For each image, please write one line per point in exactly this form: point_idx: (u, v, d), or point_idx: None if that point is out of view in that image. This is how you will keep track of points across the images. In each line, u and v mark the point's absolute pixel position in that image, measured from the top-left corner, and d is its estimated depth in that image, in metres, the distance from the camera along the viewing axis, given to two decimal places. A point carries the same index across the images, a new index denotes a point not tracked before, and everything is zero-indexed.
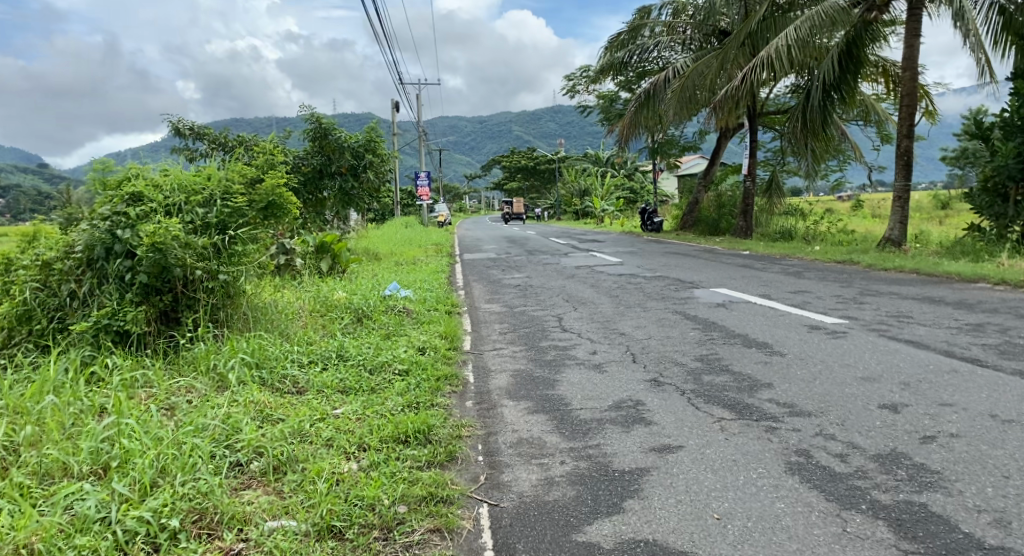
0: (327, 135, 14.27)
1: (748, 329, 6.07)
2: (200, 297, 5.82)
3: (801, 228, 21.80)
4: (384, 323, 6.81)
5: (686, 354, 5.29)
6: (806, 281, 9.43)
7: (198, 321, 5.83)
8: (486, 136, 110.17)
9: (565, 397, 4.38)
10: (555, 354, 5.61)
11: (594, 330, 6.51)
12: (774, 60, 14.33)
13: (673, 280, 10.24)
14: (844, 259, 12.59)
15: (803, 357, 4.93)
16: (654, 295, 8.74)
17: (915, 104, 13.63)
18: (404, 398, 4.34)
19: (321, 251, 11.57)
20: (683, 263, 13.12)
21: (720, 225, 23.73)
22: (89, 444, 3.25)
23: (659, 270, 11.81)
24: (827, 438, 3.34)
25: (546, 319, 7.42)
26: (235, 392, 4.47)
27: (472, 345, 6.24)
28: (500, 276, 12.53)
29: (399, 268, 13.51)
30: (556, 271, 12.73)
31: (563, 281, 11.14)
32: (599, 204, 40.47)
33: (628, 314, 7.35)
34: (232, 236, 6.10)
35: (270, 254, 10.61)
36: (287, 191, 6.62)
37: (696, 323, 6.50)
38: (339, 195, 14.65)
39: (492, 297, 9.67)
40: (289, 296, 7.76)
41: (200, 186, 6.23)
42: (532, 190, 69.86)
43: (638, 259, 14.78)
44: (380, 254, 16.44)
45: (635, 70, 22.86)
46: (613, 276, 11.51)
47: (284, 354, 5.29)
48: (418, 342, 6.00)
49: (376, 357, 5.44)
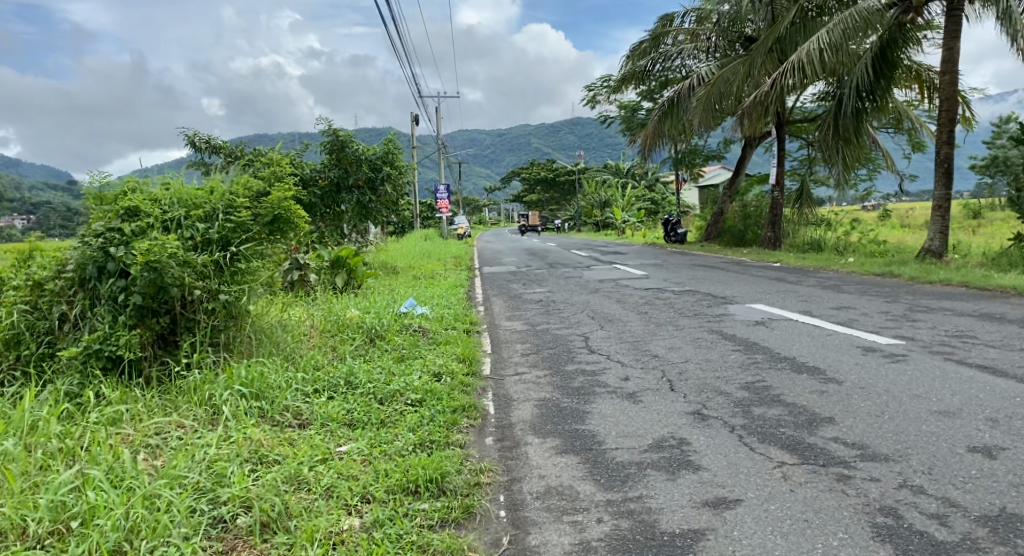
0: (344, 148, 13.94)
1: (795, 351, 5.54)
2: (200, 320, 5.37)
3: (832, 238, 21.15)
4: (397, 344, 6.34)
5: (729, 380, 4.79)
6: (848, 296, 8.86)
7: (197, 345, 5.39)
8: (506, 148, 110.09)
9: (597, 433, 3.88)
10: (584, 380, 5.12)
11: (624, 352, 6.01)
12: (805, 65, 13.78)
13: (705, 295, 9.72)
14: (883, 271, 11.97)
15: (864, 385, 4.39)
16: (685, 312, 8.22)
17: (956, 108, 13.04)
18: (415, 436, 3.86)
19: (336, 266, 11.18)
20: (712, 276, 12.57)
21: (746, 236, 23.20)
22: (49, 499, 2.83)
23: (687, 284, 11.29)
24: (917, 493, 2.84)
25: (572, 339, 6.93)
26: (229, 427, 4.02)
27: (493, 369, 5.75)
28: (521, 291, 12.05)
29: (417, 282, 13.10)
30: (580, 285, 12.23)
31: (587, 296, 10.66)
32: (620, 215, 39.92)
33: (660, 333, 6.86)
34: (234, 253, 5.67)
35: (283, 270, 10.37)
36: (296, 203, 6.14)
37: (736, 345, 5.98)
38: (357, 208, 14.31)
39: (514, 313, 9.19)
40: (298, 314, 7.32)
41: (201, 199, 5.80)
42: (552, 202, 69.42)
43: (664, 271, 14.26)
44: (397, 268, 16.04)
45: (657, 79, 22.37)
46: (640, 290, 11.00)
47: (287, 381, 4.85)
48: (434, 367, 5.51)
49: (388, 385, 4.95)
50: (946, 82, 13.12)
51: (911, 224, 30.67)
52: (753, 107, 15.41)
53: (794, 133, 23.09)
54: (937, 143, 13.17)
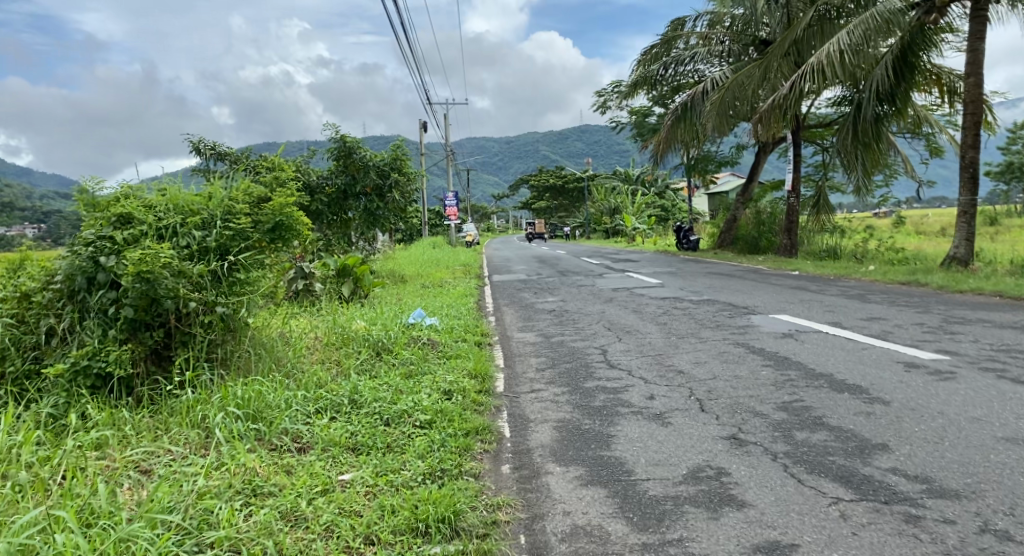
0: (352, 154, 13.67)
1: (831, 367, 5.17)
2: (196, 333, 5.06)
3: (849, 246, 20.71)
4: (405, 358, 6.00)
5: (763, 399, 4.43)
6: (876, 307, 8.48)
7: (192, 361, 5.08)
8: (514, 155, 109.94)
9: (625, 460, 3.52)
10: (606, 398, 4.78)
11: (647, 367, 5.66)
12: (824, 67, 13.41)
13: (724, 305, 9.35)
14: (908, 280, 11.58)
15: (914, 406, 4.03)
16: (707, 323, 7.86)
17: (981, 112, 12.80)
18: (424, 463, 3.52)
19: (342, 275, 10.87)
20: (730, 284, 12.20)
21: (760, 244, 22.84)
22: (13, 544, 2.53)
23: (705, 293, 10.93)
24: (1002, 540, 2.53)
25: (589, 352, 6.58)
26: (222, 453, 3.70)
27: (506, 386, 5.40)
28: (533, 300, 11.70)
29: (426, 292, 12.77)
30: (593, 295, 11.88)
31: (602, 306, 10.30)
32: (631, 223, 39.54)
33: (682, 346, 6.50)
34: (233, 263, 5.37)
35: (287, 279, 10.10)
36: (298, 210, 5.82)
37: (766, 359, 5.62)
38: (365, 215, 14.02)
39: (527, 324, 8.84)
40: (301, 327, 6.99)
41: (198, 206, 5.51)
42: (561, 209, 69.08)
43: (679, 280, 13.89)
44: (405, 277, 15.74)
45: (669, 84, 22.04)
46: (657, 299, 10.64)
47: (287, 401, 4.53)
48: (444, 384, 5.16)
49: (395, 405, 4.60)
50: (970, 85, 12.88)
51: (927, 231, 30.21)
52: (770, 111, 15.06)
53: (808, 139, 22.72)
54: (962, 147, 12.87)
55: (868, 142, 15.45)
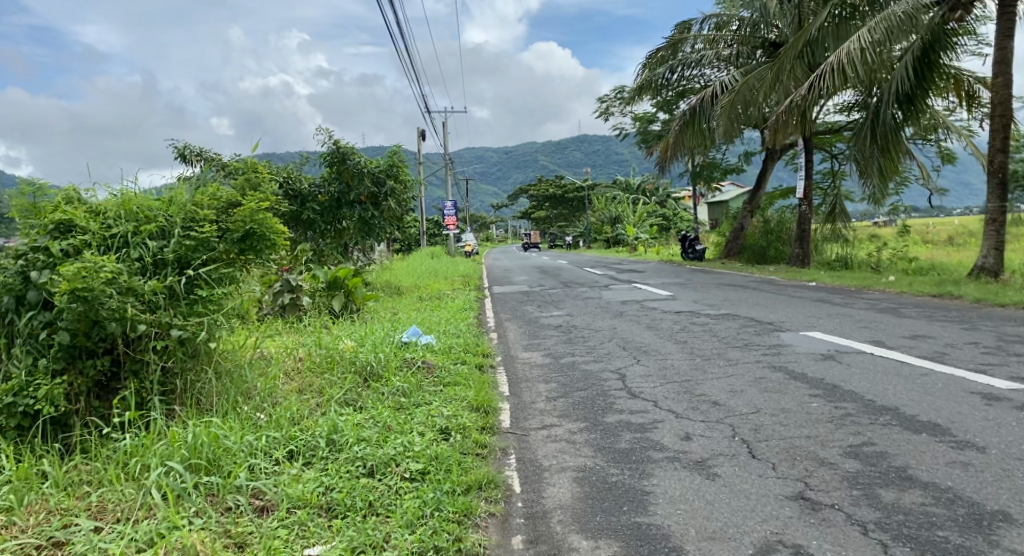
0: (346, 160, 12.96)
1: (891, 398, 4.42)
2: (149, 361, 4.32)
3: (863, 256, 19.99)
4: (396, 386, 5.24)
5: (825, 441, 3.66)
6: (915, 323, 7.77)
7: (143, 393, 4.33)
8: (513, 165, 109.39)
9: (672, 532, 2.78)
10: (633, 440, 4.00)
11: (676, 399, 4.87)
12: (844, 67, 12.70)
13: (746, 320, 8.57)
14: (938, 292, 10.85)
15: (1017, 452, 3.30)
16: (732, 341, 7.12)
17: (1010, 112, 12.12)
18: (408, 543, 2.82)
19: (333, 288, 10.12)
20: (747, 297, 11.46)
21: (768, 253, 22.08)
22: None
23: (722, 307, 10.16)
24: None
25: (605, 376, 5.80)
26: (155, 525, 3.00)
27: (513, 421, 4.64)
28: (538, 314, 10.96)
29: (422, 305, 12.02)
30: (602, 308, 11.12)
31: (613, 320, 9.55)
32: (633, 232, 38.83)
33: (711, 371, 5.72)
34: (193, 279, 4.63)
35: (272, 292, 9.41)
36: (273, 216, 5.06)
37: (813, 389, 4.84)
38: (359, 225, 13.24)
39: (533, 342, 8.09)
40: (279, 349, 6.23)
41: (154, 211, 4.77)
42: (560, 219, 68.32)
43: (691, 291, 13.17)
44: (401, 289, 14.99)
45: (674, 89, 21.38)
46: (672, 313, 9.90)
47: (251, 447, 3.81)
48: (440, 420, 4.39)
49: (379, 449, 3.84)
50: (999, 85, 12.21)
51: (935, 240, 29.55)
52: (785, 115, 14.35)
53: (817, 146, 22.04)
54: (991, 152, 12.30)
55: (884, 147, 14.84)
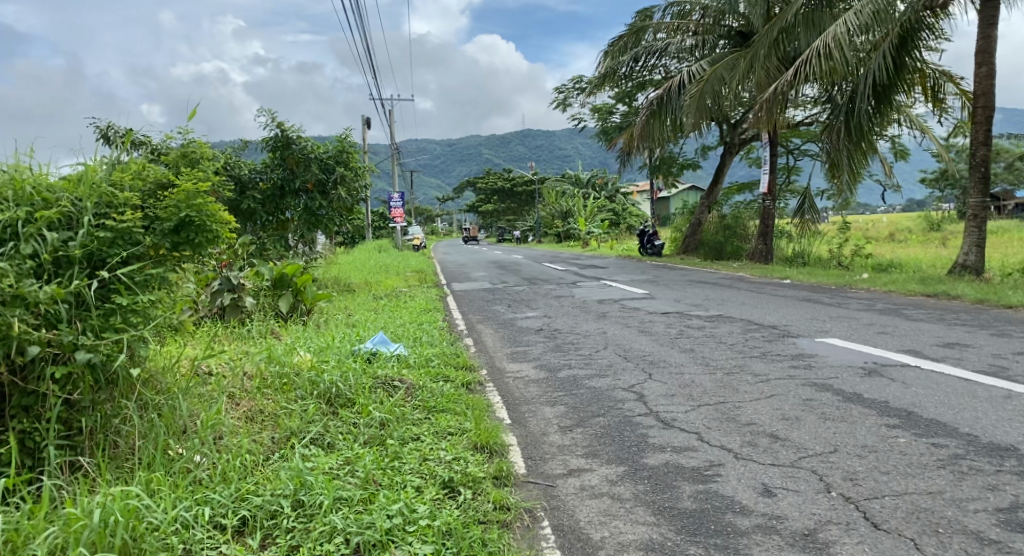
0: (290, 145, 11.78)
1: (988, 430, 3.62)
2: (43, 394, 3.22)
3: (823, 253, 19.61)
4: (373, 422, 4.26)
5: (961, 502, 2.80)
6: (934, 326, 7.11)
7: (36, 439, 3.24)
8: (457, 158, 108.02)
9: None
10: (700, 497, 3.08)
11: (722, 431, 3.98)
12: (829, 52, 12.08)
13: (747, 324, 7.78)
14: (930, 290, 10.31)
15: None
16: (745, 351, 6.31)
17: (992, 104, 11.68)
18: None
19: (279, 286, 8.99)
20: (729, 296, 10.74)
21: (725, 249, 21.48)
22: None
23: (710, 308, 9.38)
24: None
25: (620, 397, 4.90)
26: None
27: (527, 464, 3.67)
28: (509, 315, 10.02)
29: (378, 306, 10.93)
30: (578, 309, 10.22)
31: (597, 323, 8.67)
32: (584, 226, 38.27)
33: (745, 389, 4.84)
34: (110, 283, 3.55)
35: (211, 290, 8.26)
36: (215, 203, 4.02)
37: (885, 415, 4.01)
38: (305, 216, 12.04)
39: (514, 349, 7.16)
40: (218, 369, 5.13)
41: (55, 191, 3.66)
42: (507, 212, 67.42)
43: (665, 289, 12.41)
44: (352, 285, 13.84)
45: (634, 79, 20.69)
46: (657, 314, 9.09)
47: (184, 522, 2.79)
48: (436, 470, 3.44)
49: (365, 518, 2.87)
50: (981, 76, 11.73)
51: (880, 236, 29.81)
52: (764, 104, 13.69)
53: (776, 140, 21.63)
54: (973, 144, 11.80)
55: (858, 141, 14.26)
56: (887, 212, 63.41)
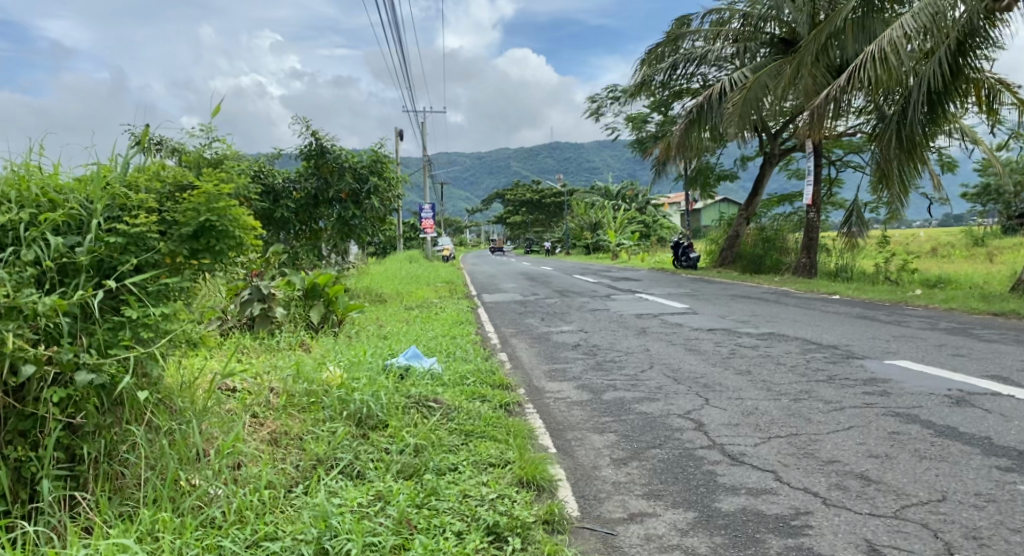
0: (324, 153, 11.51)
1: None
2: (42, 419, 2.87)
3: (869, 268, 18.91)
4: (408, 450, 3.84)
5: None
6: (1013, 349, 6.56)
7: (30, 470, 2.87)
8: (487, 170, 108.06)
9: None
10: None
11: (802, 469, 3.53)
12: (885, 56, 11.55)
13: (804, 344, 7.28)
14: (995, 309, 9.68)
15: None
16: (809, 374, 5.83)
17: None
18: None
19: (311, 297, 8.65)
20: (778, 313, 10.22)
21: (764, 263, 20.74)
22: None
23: (759, 325, 8.87)
24: None
25: (678, 426, 4.45)
26: None
27: (581, 505, 3.24)
28: (547, 330, 9.59)
29: (410, 317, 10.57)
30: (618, 324, 9.76)
31: (640, 340, 8.21)
32: (615, 238, 37.75)
33: (819, 419, 4.37)
34: (120, 293, 3.21)
35: (239, 301, 7.96)
36: (239, 206, 3.65)
37: (992, 455, 3.52)
38: (337, 226, 11.75)
39: (555, 367, 6.73)
40: (238, 386, 4.73)
41: (64, 192, 3.31)
42: (537, 223, 67.03)
43: (707, 304, 11.90)
44: (383, 296, 13.52)
45: (671, 88, 20.21)
46: (704, 331, 8.61)
47: None
48: (480, 513, 3.02)
49: None
50: None
51: (922, 251, 28.90)
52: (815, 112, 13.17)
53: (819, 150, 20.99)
54: None
55: (909, 151, 13.60)
56: (925, 227, 61.97)
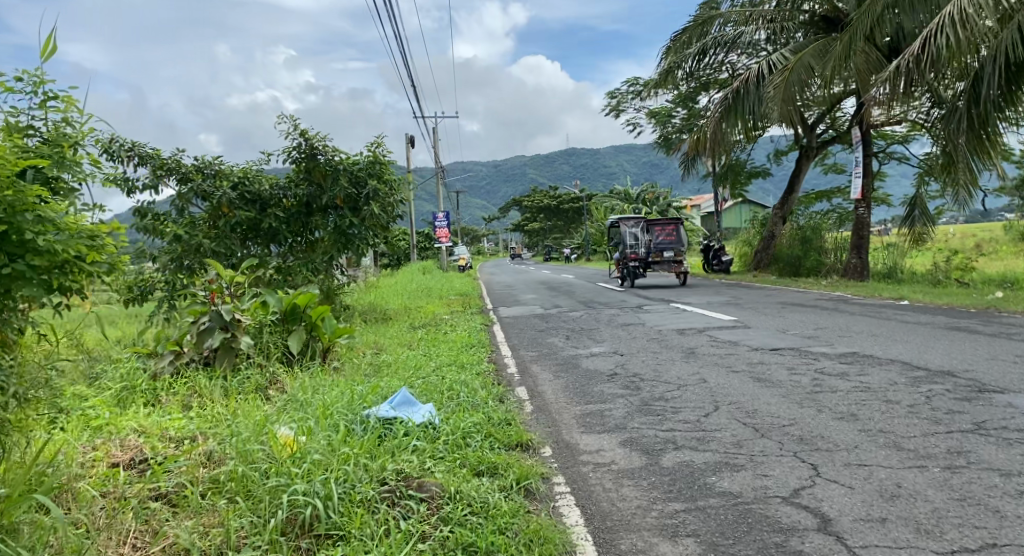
0: (316, 156, 10.05)
1: None
2: None
3: (922, 268, 17.09)
4: None
5: None
6: None
7: None
8: (504, 178, 106.46)
9: None
10: None
11: None
12: (959, 24, 9.86)
13: (908, 370, 5.67)
14: None
15: None
16: (946, 417, 4.26)
17: None
18: None
19: (290, 321, 7.19)
20: (849, 325, 8.56)
21: (804, 265, 19.03)
22: None
23: (835, 343, 7.25)
24: None
25: (796, 525, 2.92)
26: None
27: None
28: (573, 353, 8.00)
29: (414, 341, 9.01)
30: (659, 343, 8.17)
31: (694, 366, 6.62)
32: None
33: (1017, 513, 2.87)
34: None
35: (197, 328, 6.45)
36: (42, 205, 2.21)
37: None
38: (334, 236, 10.17)
39: (592, 410, 5.15)
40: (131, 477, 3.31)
41: None
42: (556, 230, 65.31)
43: (758, 315, 10.26)
44: (387, 314, 11.98)
45: (698, 77, 18.61)
46: (770, 352, 7.01)
47: None
48: None
49: None
50: None
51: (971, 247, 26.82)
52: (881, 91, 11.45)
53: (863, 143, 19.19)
54: None
55: (981, 131, 11.44)
56: None
